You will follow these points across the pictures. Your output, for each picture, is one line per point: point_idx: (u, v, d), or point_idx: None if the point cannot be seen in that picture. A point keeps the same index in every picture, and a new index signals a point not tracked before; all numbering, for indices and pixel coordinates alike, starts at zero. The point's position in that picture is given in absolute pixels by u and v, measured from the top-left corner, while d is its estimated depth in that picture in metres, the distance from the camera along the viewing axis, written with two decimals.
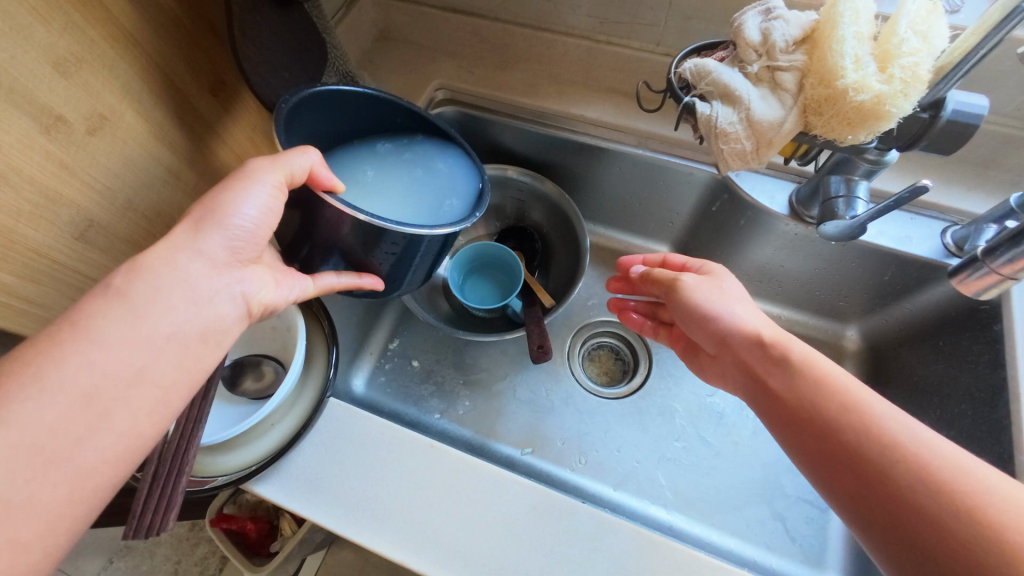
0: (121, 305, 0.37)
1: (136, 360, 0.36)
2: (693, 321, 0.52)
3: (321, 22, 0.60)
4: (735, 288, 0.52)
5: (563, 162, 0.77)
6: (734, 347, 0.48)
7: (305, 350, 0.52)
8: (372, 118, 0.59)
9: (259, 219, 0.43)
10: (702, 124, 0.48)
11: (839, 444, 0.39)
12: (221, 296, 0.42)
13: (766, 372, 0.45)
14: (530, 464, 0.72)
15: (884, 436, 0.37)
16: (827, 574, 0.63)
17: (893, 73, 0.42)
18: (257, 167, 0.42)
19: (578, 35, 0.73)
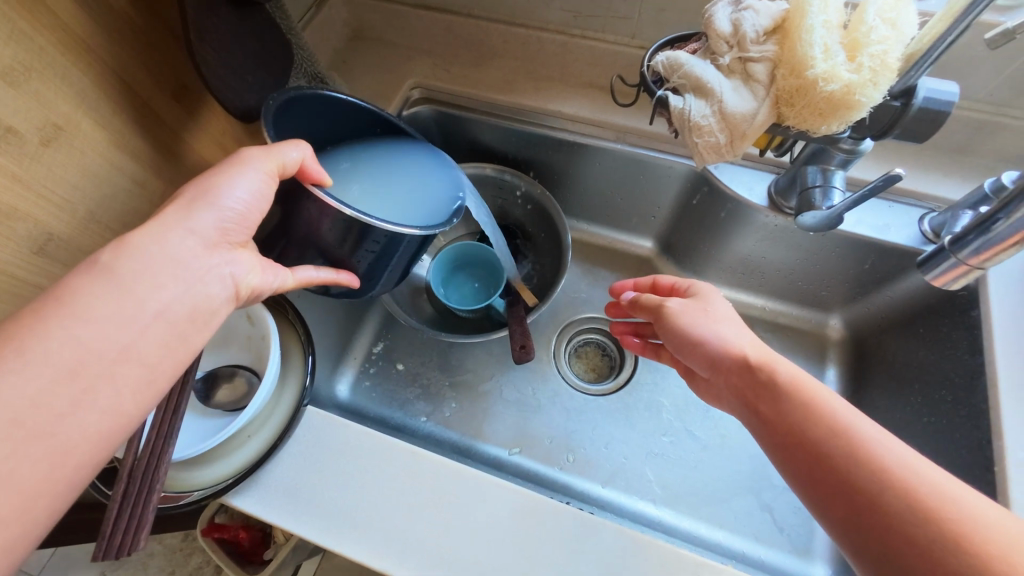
0: (110, 280, 0.36)
1: (121, 338, 0.36)
2: (682, 347, 0.49)
3: (285, 23, 0.59)
4: (723, 309, 0.50)
5: (542, 159, 0.76)
6: (724, 371, 0.46)
7: (279, 359, 0.51)
8: (346, 124, 0.59)
9: (251, 202, 0.43)
10: (676, 117, 0.48)
11: (830, 472, 0.37)
12: (212, 275, 0.41)
13: (756, 398, 0.43)
14: (518, 463, 0.71)
15: (874, 464, 0.36)
16: (815, 563, 0.64)
17: (862, 62, 0.42)
18: (251, 154, 0.43)
19: (553, 29, 0.71)
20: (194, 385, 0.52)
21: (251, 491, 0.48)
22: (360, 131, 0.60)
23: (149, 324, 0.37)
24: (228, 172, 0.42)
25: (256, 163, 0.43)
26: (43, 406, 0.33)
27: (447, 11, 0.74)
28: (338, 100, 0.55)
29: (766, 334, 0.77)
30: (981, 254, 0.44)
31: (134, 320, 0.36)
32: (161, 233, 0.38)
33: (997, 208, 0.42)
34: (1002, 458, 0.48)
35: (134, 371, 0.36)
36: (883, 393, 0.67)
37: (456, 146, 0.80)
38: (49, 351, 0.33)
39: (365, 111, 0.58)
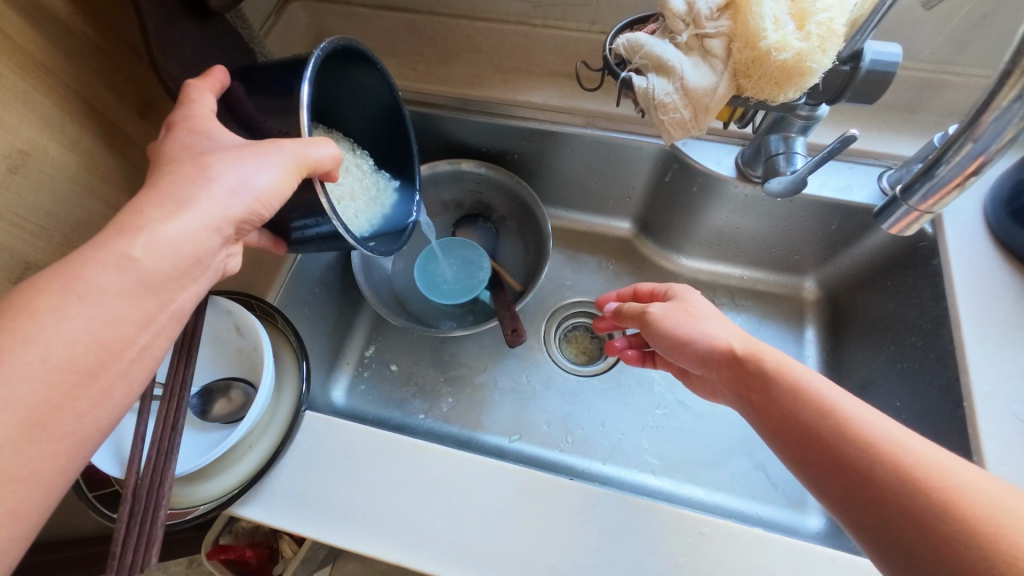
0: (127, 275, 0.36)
1: (139, 337, 0.36)
2: (672, 349, 0.52)
3: (247, 32, 0.58)
4: (709, 311, 0.53)
5: (518, 150, 0.77)
6: (714, 366, 0.48)
7: (272, 369, 0.50)
8: (362, 90, 0.56)
9: (259, 194, 0.40)
10: (641, 97, 0.50)
11: (822, 450, 0.38)
12: (213, 267, 0.41)
13: (749, 390, 0.44)
14: (519, 450, 0.73)
15: (863, 441, 0.37)
16: (810, 514, 0.67)
17: (810, 30, 0.44)
18: (285, 145, 0.41)
19: (515, 21, 0.72)
20: (190, 400, 0.52)
21: (269, 506, 0.48)
22: (361, 117, 0.59)
23: (163, 322, 0.38)
24: (251, 155, 0.40)
25: (283, 153, 0.41)
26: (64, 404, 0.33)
27: (407, 10, 0.74)
28: (365, 78, 0.55)
29: (745, 302, 0.80)
30: (934, 201, 0.46)
31: (150, 319, 0.37)
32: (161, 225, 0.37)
33: (935, 161, 0.44)
34: (968, 396, 0.51)
35: (144, 371, 0.37)
36: (859, 345, 0.71)
37: (431, 144, 0.81)
38: (54, 353, 0.32)
39: (386, 107, 0.59)
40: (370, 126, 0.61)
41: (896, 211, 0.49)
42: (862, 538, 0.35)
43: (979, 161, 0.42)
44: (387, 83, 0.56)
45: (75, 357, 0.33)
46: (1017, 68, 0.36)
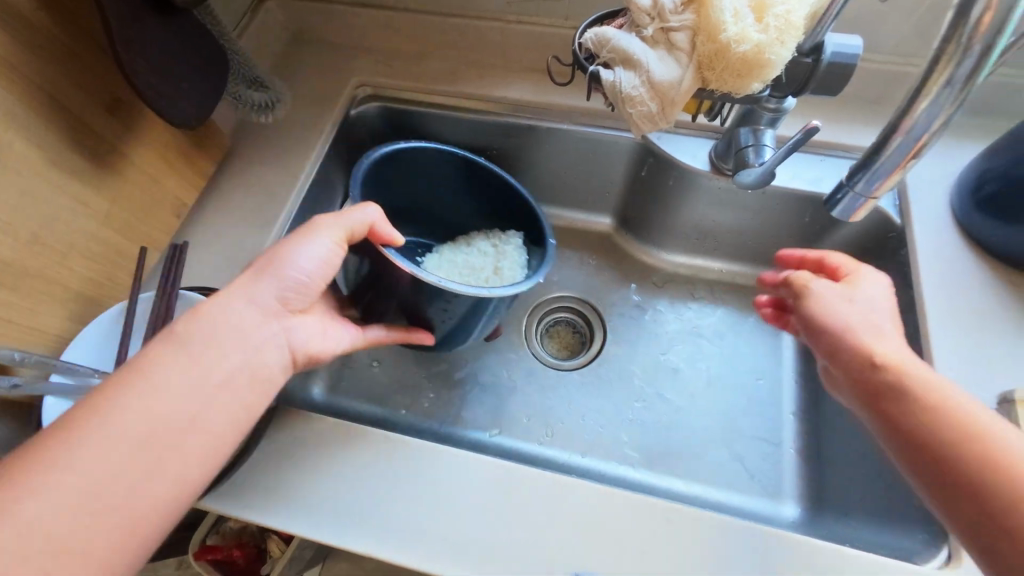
0: (145, 386, 0.39)
1: (184, 412, 0.40)
2: (811, 334, 0.49)
3: (217, 29, 0.57)
4: (880, 295, 0.48)
5: (496, 146, 0.78)
6: (842, 363, 0.45)
7: (242, 363, 0.51)
8: (432, 176, 0.70)
9: (313, 271, 0.48)
10: (609, 91, 0.50)
11: (908, 428, 0.41)
12: (269, 344, 0.46)
13: (856, 379, 0.44)
14: (500, 444, 0.73)
15: (947, 427, 0.40)
16: (785, 503, 0.67)
17: (768, 22, 0.44)
18: (322, 222, 0.49)
19: (491, 17, 0.72)
20: None
21: (320, 522, 0.48)
22: (457, 198, 0.73)
23: (225, 402, 0.42)
24: (299, 240, 0.48)
25: (324, 234, 0.48)
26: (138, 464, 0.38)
27: (384, 7, 0.74)
28: (431, 164, 0.68)
29: (724, 295, 0.81)
30: (892, 178, 0.43)
31: (200, 390, 0.41)
32: (228, 301, 0.44)
33: (881, 139, 0.41)
34: None
35: (204, 437, 0.40)
36: None
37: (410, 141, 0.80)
38: (116, 437, 0.37)
39: (463, 168, 0.69)
40: (458, 186, 0.71)
41: (846, 199, 0.46)
42: (938, 506, 0.40)
43: (919, 143, 0.39)
44: (439, 151, 0.67)
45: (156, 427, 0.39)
46: (946, 54, 0.35)
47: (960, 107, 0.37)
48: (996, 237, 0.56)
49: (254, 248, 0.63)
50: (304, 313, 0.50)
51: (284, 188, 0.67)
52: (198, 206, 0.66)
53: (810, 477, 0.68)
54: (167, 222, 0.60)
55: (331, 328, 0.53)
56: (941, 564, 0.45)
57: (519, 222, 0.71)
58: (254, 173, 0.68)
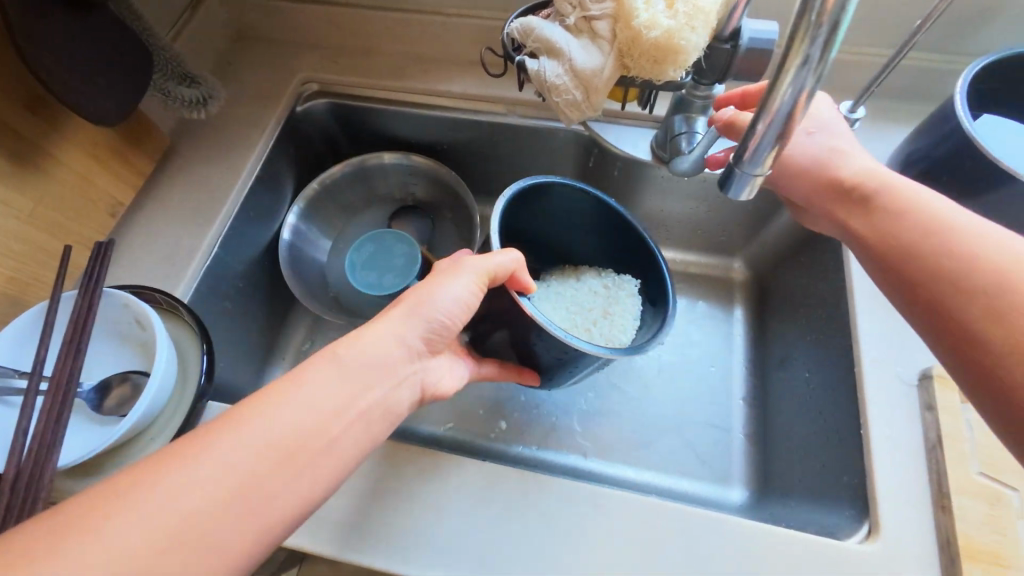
0: (334, 368, 0.39)
1: (331, 427, 0.38)
2: (781, 174, 0.50)
3: (138, 23, 0.57)
4: (829, 105, 0.50)
5: (446, 140, 0.77)
6: (819, 200, 0.48)
7: (165, 360, 0.49)
8: (581, 217, 0.63)
9: (454, 311, 0.46)
10: (534, 79, 0.51)
11: (886, 249, 0.43)
12: (405, 382, 0.44)
13: (849, 217, 0.46)
14: (453, 437, 0.74)
15: (923, 233, 0.41)
16: (733, 487, 0.68)
17: (678, 8, 0.44)
18: (470, 262, 0.47)
19: (431, 10, 0.72)
20: (82, 395, 0.49)
21: (318, 533, 0.47)
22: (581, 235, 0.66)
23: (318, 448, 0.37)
24: (445, 276, 0.47)
25: (470, 269, 0.47)
26: (271, 477, 0.35)
27: (326, 3, 0.75)
28: (558, 199, 0.61)
29: (677, 284, 0.82)
30: (775, 157, 0.33)
31: (344, 413, 0.39)
32: (381, 334, 0.43)
33: (755, 112, 0.31)
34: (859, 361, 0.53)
35: (317, 473, 0.37)
36: (780, 320, 0.72)
37: (360, 137, 0.80)
38: (209, 478, 0.33)
39: (592, 216, 0.62)
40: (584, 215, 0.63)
41: (742, 184, 0.35)
42: (943, 357, 0.39)
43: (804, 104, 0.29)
44: (580, 191, 0.59)
45: (284, 439, 0.36)
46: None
47: (828, 73, 0.28)
48: None
49: (191, 245, 0.64)
50: (435, 355, 0.49)
51: (225, 187, 0.68)
52: (138, 205, 0.66)
53: (758, 461, 0.69)
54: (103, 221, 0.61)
55: (455, 365, 0.53)
56: (862, 538, 0.45)
57: (607, 247, 0.65)
58: (196, 173, 0.69)
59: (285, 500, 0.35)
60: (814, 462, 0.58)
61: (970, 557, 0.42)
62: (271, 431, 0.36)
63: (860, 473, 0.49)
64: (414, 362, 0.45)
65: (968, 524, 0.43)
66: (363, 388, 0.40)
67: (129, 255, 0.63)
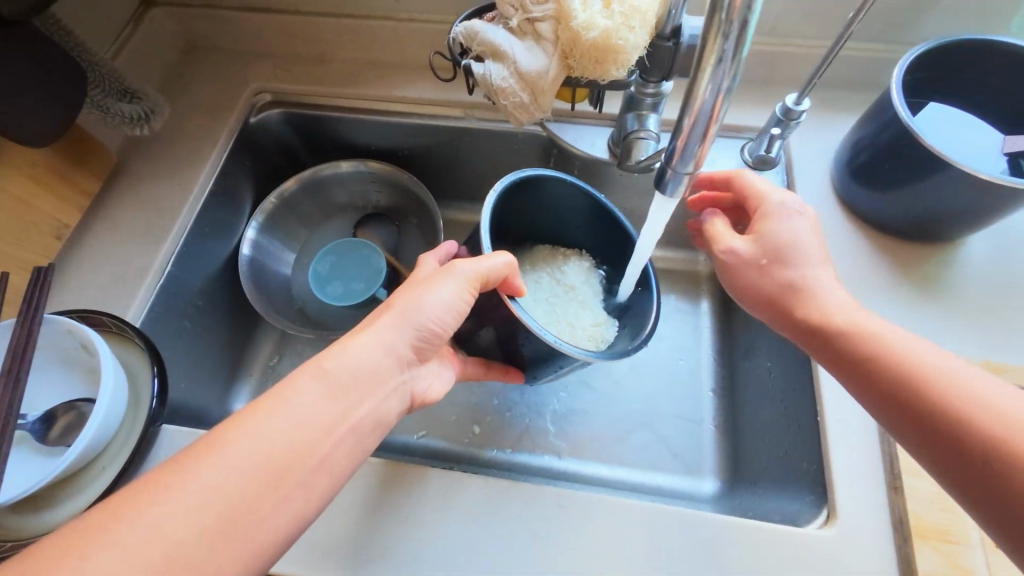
0: (320, 381, 0.39)
1: (319, 444, 0.37)
2: (748, 296, 0.46)
3: (68, 40, 0.57)
4: (805, 229, 0.45)
5: (406, 146, 0.76)
6: (802, 328, 0.43)
7: (109, 388, 0.48)
8: (573, 212, 0.61)
9: (443, 317, 0.46)
10: (481, 83, 0.51)
11: (934, 437, 0.35)
12: (396, 390, 0.44)
13: (835, 356, 0.41)
14: (426, 444, 0.73)
15: (987, 434, 0.33)
16: (705, 479, 0.68)
17: (614, 9, 0.45)
18: (460, 265, 0.47)
19: (382, 16, 0.71)
20: (25, 426, 0.49)
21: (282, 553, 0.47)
22: (579, 232, 0.64)
23: (309, 463, 0.37)
24: (433, 282, 0.46)
25: (460, 274, 0.46)
26: (261, 495, 0.34)
27: (274, 11, 0.73)
28: (552, 193, 0.59)
29: None
30: (702, 156, 0.34)
31: (331, 429, 0.38)
32: (368, 342, 0.43)
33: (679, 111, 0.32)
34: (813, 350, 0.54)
35: (307, 492, 0.36)
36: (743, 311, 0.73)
37: (319, 146, 0.79)
38: (195, 506, 0.32)
39: (587, 210, 0.60)
40: (580, 210, 0.61)
41: (674, 183, 0.36)
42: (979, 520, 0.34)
43: (721, 100, 0.30)
44: (580, 190, 0.58)
45: (274, 455, 0.35)
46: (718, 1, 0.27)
47: (742, 71, 0.29)
48: (869, 208, 0.58)
49: (145, 265, 0.63)
50: (426, 361, 0.49)
51: (177, 204, 0.67)
52: (86, 225, 0.65)
53: (728, 452, 0.69)
54: (46, 243, 0.60)
55: (443, 368, 0.53)
56: (821, 523, 0.46)
57: (606, 251, 0.63)
58: (147, 190, 0.67)
59: (275, 518, 0.35)
60: (778, 451, 0.59)
61: (921, 536, 0.43)
62: (260, 447, 0.35)
63: (819, 459, 0.50)
64: (405, 369, 0.45)
65: (920, 504, 0.44)
66: (356, 400, 0.40)
67: (80, 277, 0.62)
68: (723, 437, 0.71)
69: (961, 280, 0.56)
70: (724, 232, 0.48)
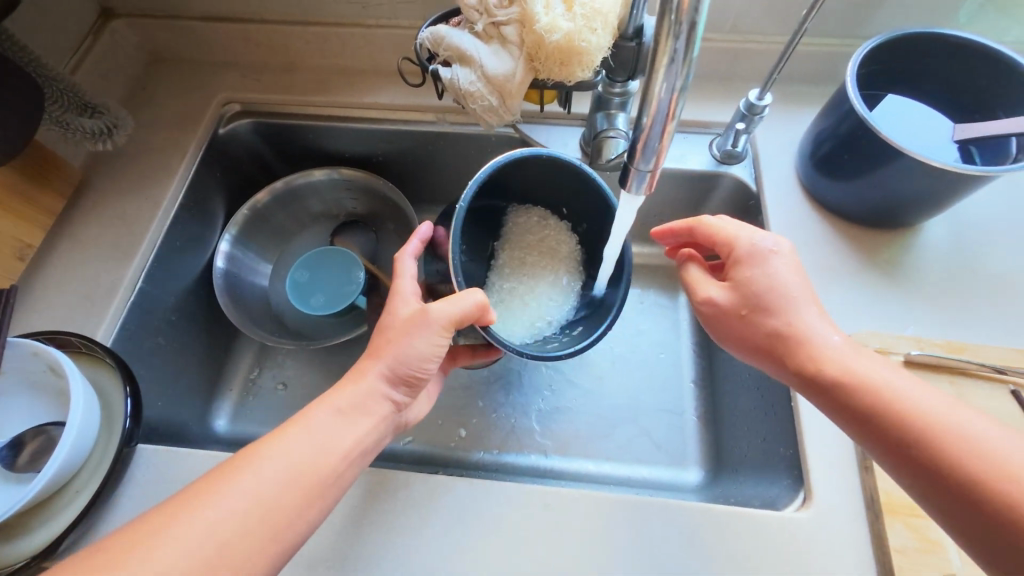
0: (324, 411, 0.42)
1: (323, 464, 0.40)
2: (741, 342, 0.44)
3: (24, 56, 0.56)
4: (783, 271, 0.43)
5: (380, 152, 0.76)
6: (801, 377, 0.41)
7: (80, 409, 0.47)
8: (583, 198, 0.58)
9: (426, 359, 0.45)
10: (449, 87, 0.51)
11: (951, 500, 0.35)
12: (392, 418, 0.46)
13: (838, 408, 0.39)
14: (413, 451, 0.73)
15: (1006, 497, 0.33)
16: (689, 470, 0.69)
17: (576, 11, 0.45)
18: (431, 309, 0.45)
19: (349, 22, 0.71)
20: None
21: None
22: (589, 222, 0.60)
23: (314, 484, 0.39)
24: (409, 328, 0.45)
25: (436, 320, 0.45)
26: (289, 507, 0.38)
27: (238, 20, 0.72)
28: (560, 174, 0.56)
29: None
30: (662, 154, 0.35)
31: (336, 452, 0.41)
32: (364, 378, 0.44)
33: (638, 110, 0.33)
34: None
35: (312, 506, 0.39)
36: None
37: (291, 154, 0.78)
38: (211, 530, 0.35)
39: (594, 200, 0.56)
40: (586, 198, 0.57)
41: (637, 180, 0.37)
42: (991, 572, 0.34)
43: (675, 100, 0.31)
44: (597, 190, 0.55)
45: (284, 478, 0.38)
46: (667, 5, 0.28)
47: (694, 71, 0.30)
48: (833, 198, 0.60)
49: (115, 282, 0.61)
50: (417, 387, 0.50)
51: (146, 220, 0.65)
52: (51, 245, 0.63)
53: (710, 441, 0.71)
54: (8, 265, 0.58)
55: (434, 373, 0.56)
56: (798, 506, 0.48)
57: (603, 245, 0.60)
58: (114, 207, 0.66)
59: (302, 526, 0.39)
60: (757, 439, 0.60)
61: (891, 512, 0.45)
62: (287, 465, 0.39)
63: (794, 444, 0.52)
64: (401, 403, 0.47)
65: (889, 482, 0.46)
66: (357, 426, 0.42)
67: (46, 299, 0.60)
68: (705, 427, 0.72)
69: (922, 264, 0.59)
70: (707, 281, 0.47)
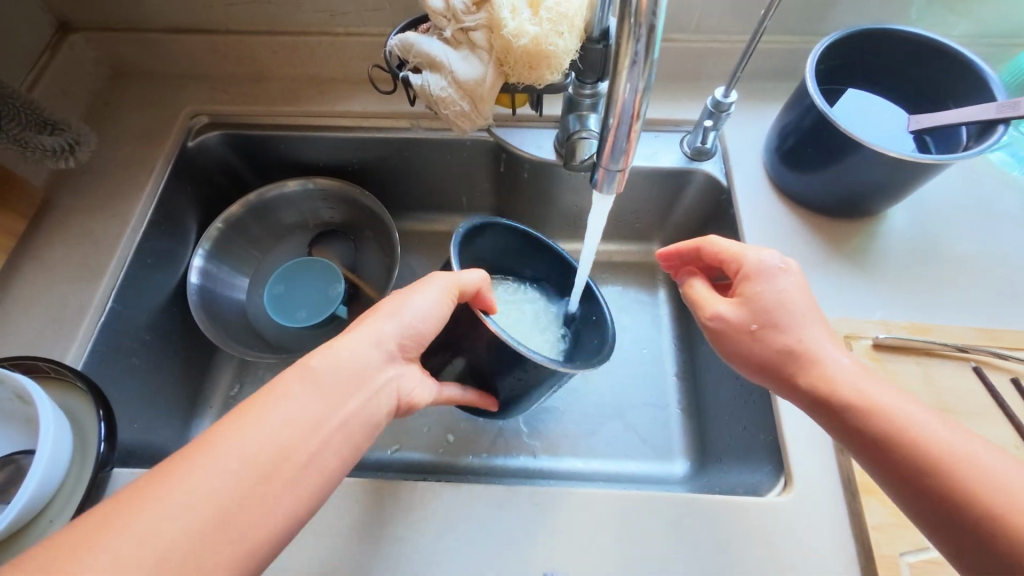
0: (307, 382, 0.37)
1: (301, 444, 0.35)
2: (742, 355, 0.44)
3: None
4: (791, 288, 0.43)
5: (355, 160, 0.76)
6: (807, 393, 0.41)
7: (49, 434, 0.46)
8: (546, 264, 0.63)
9: (427, 317, 0.45)
10: (421, 94, 0.51)
11: (952, 520, 0.35)
12: (382, 390, 0.41)
13: (844, 424, 0.39)
14: (401, 458, 0.72)
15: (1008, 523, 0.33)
16: (675, 463, 0.70)
17: (541, 15, 0.46)
18: (436, 275, 0.47)
19: (317, 31, 0.71)
20: None
21: None
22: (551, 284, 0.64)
23: (288, 465, 0.35)
24: (413, 288, 0.46)
25: (438, 284, 0.46)
26: (257, 491, 0.33)
27: (202, 31, 0.71)
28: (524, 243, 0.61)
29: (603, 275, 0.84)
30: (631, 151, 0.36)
31: (320, 425, 0.37)
32: (355, 340, 0.41)
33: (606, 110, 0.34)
34: None
35: (285, 494, 0.34)
36: None
37: (264, 166, 0.77)
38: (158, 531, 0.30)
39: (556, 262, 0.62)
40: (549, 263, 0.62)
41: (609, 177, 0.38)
42: None
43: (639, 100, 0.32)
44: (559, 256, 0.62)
45: (250, 464, 0.33)
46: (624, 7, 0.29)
47: (656, 71, 0.31)
48: (800, 190, 0.62)
49: (83, 303, 0.60)
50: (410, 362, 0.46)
51: (113, 237, 0.64)
52: (14, 267, 0.62)
53: (694, 433, 0.72)
54: None
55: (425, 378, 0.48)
56: (780, 490, 0.49)
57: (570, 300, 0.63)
58: (79, 225, 0.64)
59: (273, 515, 0.33)
60: (738, 428, 0.61)
61: (867, 491, 0.46)
62: (252, 443, 0.34)
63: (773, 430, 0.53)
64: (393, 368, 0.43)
65: None
66: (343, 394, 0.38)
67: (11, 322, 0.58)
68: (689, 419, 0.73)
69: (885, 250, 0.61)
70: (714, 297, 0.46)
